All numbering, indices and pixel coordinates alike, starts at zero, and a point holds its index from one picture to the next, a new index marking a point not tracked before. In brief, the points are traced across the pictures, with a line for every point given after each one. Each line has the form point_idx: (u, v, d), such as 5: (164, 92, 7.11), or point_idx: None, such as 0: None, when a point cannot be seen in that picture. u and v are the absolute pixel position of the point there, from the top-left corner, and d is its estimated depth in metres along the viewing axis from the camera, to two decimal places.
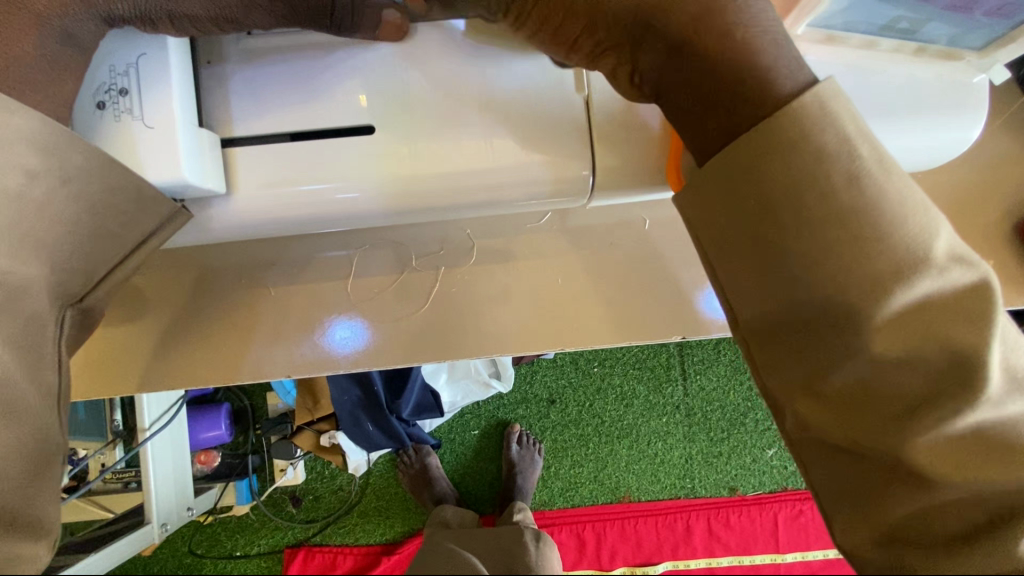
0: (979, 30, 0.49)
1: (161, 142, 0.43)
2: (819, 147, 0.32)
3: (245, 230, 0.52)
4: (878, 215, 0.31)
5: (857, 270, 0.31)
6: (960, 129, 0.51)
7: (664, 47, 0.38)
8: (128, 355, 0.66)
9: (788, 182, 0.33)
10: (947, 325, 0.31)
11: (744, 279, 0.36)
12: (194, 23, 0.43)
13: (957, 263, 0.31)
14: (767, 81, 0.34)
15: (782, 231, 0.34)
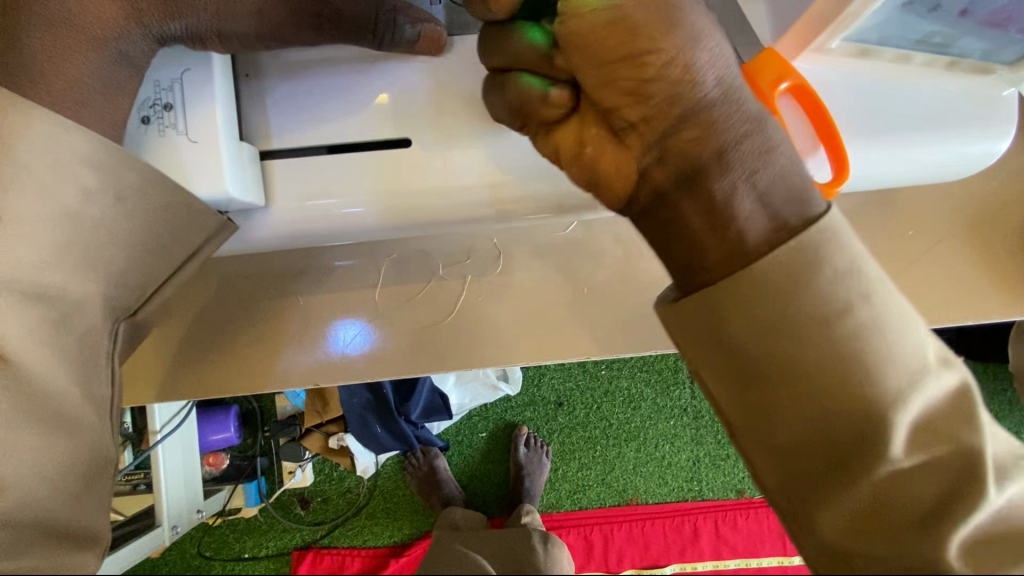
0: (1013, 45, 0.48)
1: (205, 155, 0.44)
2: (835, 265, 0.31)
3: (278, 241, 0.53)
4: (889, 337, 0.31)
5: (871, 386, 0.30)
6: (990, 141, 0.52)
7: (687, 142, 0.35)
8: (147, 362, 0.66)
9: (800, 292, 0.31)
10: (946, 424, 0.31)
11: (745, 392, 0.34)
12: (241, 41, 0.45)
13: (948, 370, 0.31)
14: (794, 200, 0.33)
15: (793, 341, 0.32)
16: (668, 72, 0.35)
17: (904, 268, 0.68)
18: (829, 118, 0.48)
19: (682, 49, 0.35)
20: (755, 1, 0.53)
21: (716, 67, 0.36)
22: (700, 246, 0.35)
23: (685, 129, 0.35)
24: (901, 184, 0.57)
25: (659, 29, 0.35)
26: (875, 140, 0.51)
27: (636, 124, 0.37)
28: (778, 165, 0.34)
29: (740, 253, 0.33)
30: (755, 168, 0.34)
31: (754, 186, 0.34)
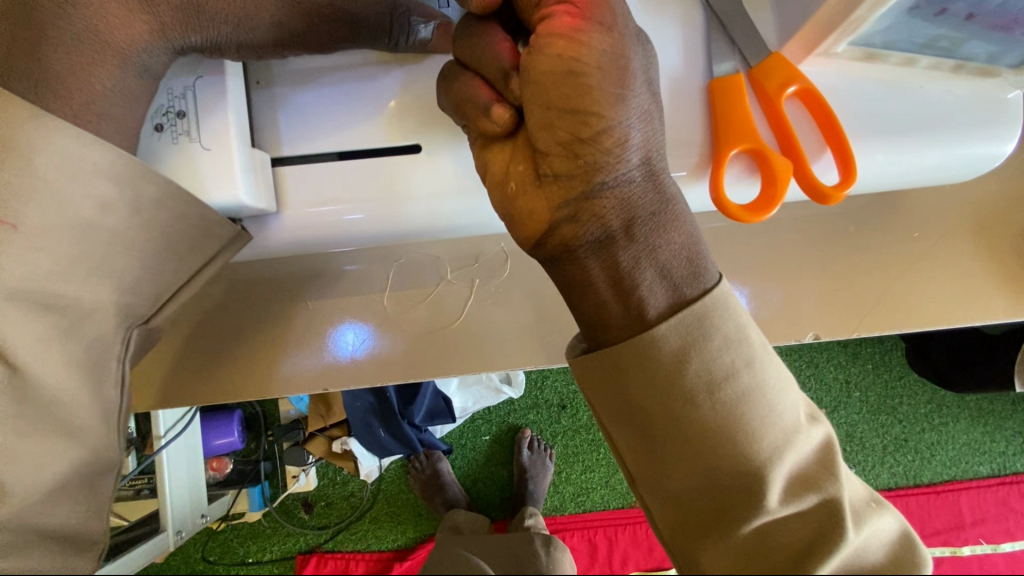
0: (1018, 48, 0.48)
1: (218, 162, 0.45)
2: (723, 334, 0.35)
3: (285, 246, 0.53)
4: (768, 399, 0.35)
5: (749, 444, 0.34)
6: (997, 142, 0.52)
7: (604, 209, 0.36)
8: (148, 367, 0.66)
9: (691, 357, 0.35)
10: (812, 473, 0.35)
11: (644, 441, 0.37)
12: (259, 52, 0.46)
13: (817, 428, 0.36)
14: (691, 273, 0.36)
15: (684, 402, 0.35)
16: (602, 139, 0.35)
17: (906, 270, 0.68)
18: (836, 121, 0.49)
19: (620, 122, 0.35)
20: (761, 7, 0.53)
21: (647, 145, 0.37)
22: (605, 306, 0.37)
23: (602, 197, 0.36)
24: (905, 186, 0.57)
25: (602, 97, 0.35)
26: (878, 144, 0.52)
27: (559, 177, 0.36)
28: (679, 242, 0.37)
29: (640, 316, 0.36)
30: (659, 242, 0.36)
31: (655, 259, 0.36)
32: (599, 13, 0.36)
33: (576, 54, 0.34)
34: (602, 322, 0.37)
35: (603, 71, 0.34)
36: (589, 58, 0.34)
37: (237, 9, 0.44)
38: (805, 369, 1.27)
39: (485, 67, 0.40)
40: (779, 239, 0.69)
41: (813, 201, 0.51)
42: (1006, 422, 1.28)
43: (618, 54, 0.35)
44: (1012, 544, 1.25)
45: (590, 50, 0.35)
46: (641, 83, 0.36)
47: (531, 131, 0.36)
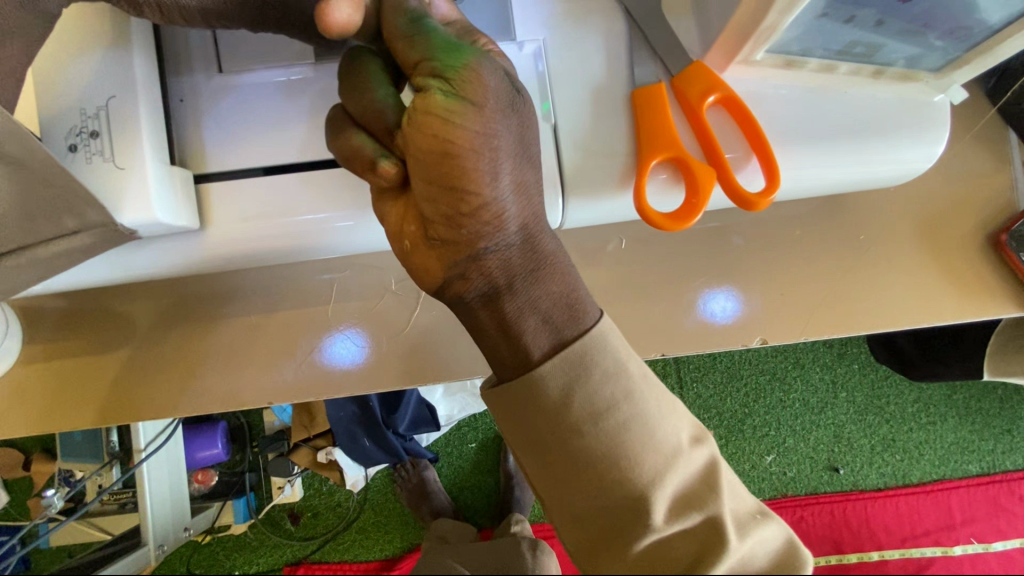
0: (936, 52, 0.49)
1: (132, 181, 0.46)
2: (603, 368, 0.37)
3: (232, 261, 0.53)
4: (648, 426, 0.36)
5: (633, 470, 0.36)
6: (921, 146, 0.52)
7: (491, 267, 0.37)
8: (105, 382, 0.67)
9: (575, 394, 0.36)
10: (697, 491, 0.37)
11: (544, 473, 0.38)
12: (182, 15, 0.44)
13: (700, 451, 0.38)
14: (570, 316, 0.38)
15: (573, 434, 0.36)
16: (480, 214, 0.35)
17: (867, 270, 0.68)
18: (759, 128, 0.49)
19: (499, 194, 0.35)
20: (683, 17, 0.53)
21: (524, 212, 0.37)
22: (497, 349, 0.39)
23: (488, 258, 0.36)
24: (843, 190, 0.57)
25: (476, 179, 0.34)
26: (809, 149, 0.52)
27: (445, 242, 0.36)
28: (560, 289, 0.38)
29: (526, 358, 0.38)
30: (541, 292, 0.38)
31: (536, 306, 0.38)
32: (471, 92, 0.34)
33: (452, 137, 0.33)
34: (499, 361, 0.39)
35: (475, 153, 0.33)
36: (461, 140, 0.33)
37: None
38: (791, 369, 1.27)
39: (369, 118, 0.37)
40: (737, 242, 0.69)
41: (740, 208, 0.51)
42: (991, 420, 1.27)
43: (497, 134, 0.35)
44: (1005, 544, 1.23)
45: (462, 132, 0.33)
46: (513, 158, 0.36)
47: (418, 202, 0.35)
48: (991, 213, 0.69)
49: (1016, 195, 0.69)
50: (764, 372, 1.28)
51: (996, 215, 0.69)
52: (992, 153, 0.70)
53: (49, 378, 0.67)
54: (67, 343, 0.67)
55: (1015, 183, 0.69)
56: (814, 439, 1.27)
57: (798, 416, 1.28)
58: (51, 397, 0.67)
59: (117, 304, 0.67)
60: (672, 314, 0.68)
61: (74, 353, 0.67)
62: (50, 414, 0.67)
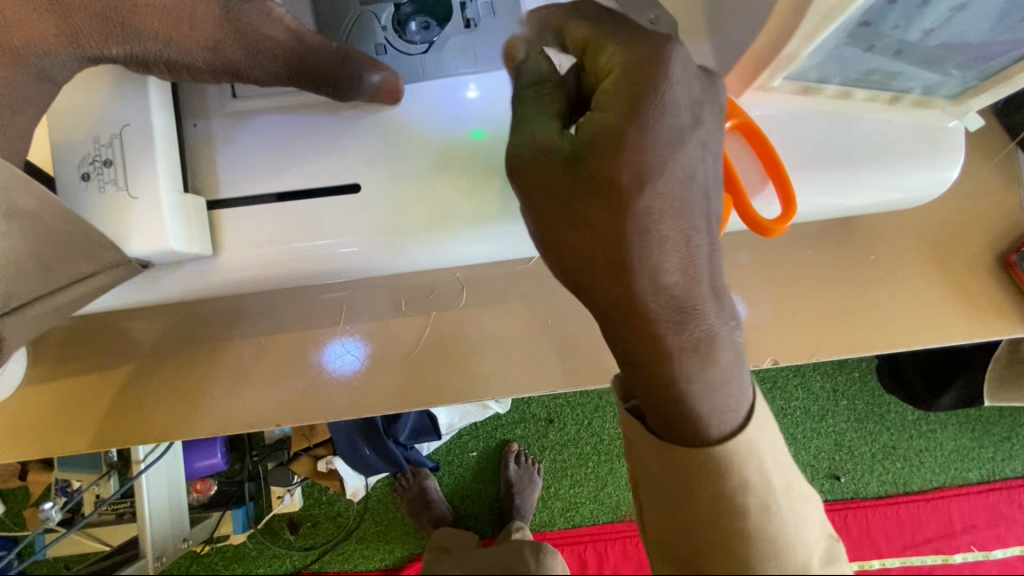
0: (952, 81, 0.49)
1: (148, 211, 0.45)
2: (759, 465, 0.37)
3: (241, 284, 0.53)
4: (792, 529, 0.37)
5: (766, 565, 0.36)
6: (935, 171, 0.52)
7: (683, 314, 0.34)
8: (107, 398, 0.66)
9: (732, 475, 0.37)
10: None
11: (670, 526, 0.39)
12: (195, 73, 0.47)
13: (833, 571, 0.38)
14: (739, 369, 0.37)
15: (724, 524, 0.37)
16: (671, 268, 0.33)
17: (874, 289, 0.68)
18: (775, 152, 0.49)
19: (679, 295, 0.34)
20: (698, 41, 0.53)
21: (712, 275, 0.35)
22: (665, 399, 0.36)
23: (677, 306, 0.34)
24: (856, 212, 0.57)
25: (668, 245, 0.33)
26: (823, 174, 0.52)
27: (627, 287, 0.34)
28: (731, 340, 0.36)
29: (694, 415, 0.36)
30: (721, 339, 0.35)
31: (717, 355, 0.35)
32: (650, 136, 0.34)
33: (641, 207, 0.33)
34: (666, 405, 0.36)
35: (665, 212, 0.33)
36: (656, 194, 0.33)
37: (169, 27, 0.45)
38: (793, 378, 1.26)
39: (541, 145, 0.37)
40: (745, 260, 0.69)
41: (756, 233, 0.50)
42: (992, 428, 1.26)
43: (691, 185, 0.34)
44: (1004, 551, 1.26)
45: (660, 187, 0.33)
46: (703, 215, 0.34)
47: (590, 250, 0.35)
48: (999, 233, 0.69)
49: None
50: (766, 381, 1.27)
51: (1004, 235, 0.69)
52: (1000, 175, 0.70)
53: (52, 394, 0.66)
54: (70, 359, 0.67)
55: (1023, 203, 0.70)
56: (816, 447, 1.27)
57: (800, 425, 1.27)
58: (52, 413, 0.66)
59: (120, 320, 0.66)
60: None
61: (75, 369, 0.66)
62: (52, 430, 0.66)
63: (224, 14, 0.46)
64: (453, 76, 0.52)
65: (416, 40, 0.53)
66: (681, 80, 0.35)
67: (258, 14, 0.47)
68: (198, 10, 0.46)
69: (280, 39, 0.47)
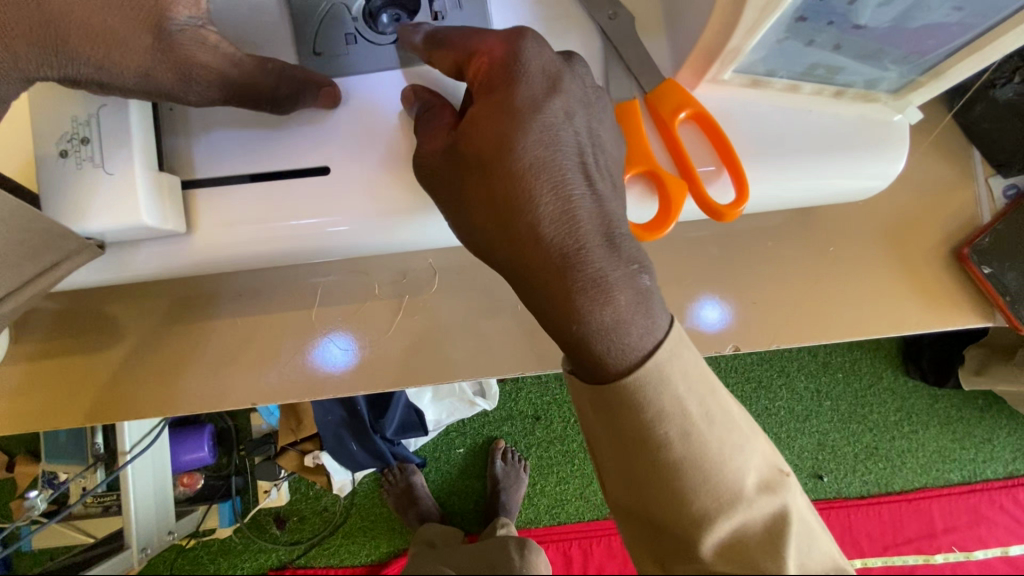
0: (892, 75, 0.52)
1: (122, 186, 0.48)
2: (674, 396, 0.39)
3: (218, 263, 0.55)
4: (716, 456, 0.39)
5: (694, 496, 0.39)
6: (883, 163, 0.55)
7: (569, 258, 0.38)
8: (91, 381, 0.68)
9: (649, 419, 0.39)
10: (762, 551, 0.39)
11: (623, 484, 0.41)
12: (127, 91, 0.48)
13: (770, 499, 0.40)
14: (645, 313, 0.39)
15: (650, 468, 0.40)
16: (550, 219, 0.38)
17: (838, 282, 0.71)
18: (729, 144, 0.52)
19: (560, 244, 0.38)
20: (657, 36, 0.56)
21: (599, 220, 0.39)
22: (575, 347, 0.39)
23: (562, 252, 0.38)
24: (812, 203, 0.60)
25: (537, 198, 0.38)
26: (779, 167, 0.54)
27: (520, 244, 0.39)
28: (631, 282, 0.38)
29: (604, 361, 0.39)
30: (616, 282, 0.38)
31: (613, 297, 0.38)
32: (508, 102, 0.39)
33: (511, 171, 0.38)
34: (576, 356, 0.40)
35: (535, 169, 0.38)
36: (523, 156, 0.38)
37: (100, 51, 0.45)
38: (776, 377, 1.29)
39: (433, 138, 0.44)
40: (712, 253, 0.72)
41: (710, 219, 0.53)
42: (973, 429, 1.29)
43: (554, 144, 0.39)
44: (985, 553, 1.28)
45: (524, 150, 0.38)
46: (579, 174, 0.39)
47: (485, 218, 0.40)
48: (954, 227, 0.72)
49: (979, 211, 0.72)
50: (749, 378, 1.29)
51: (959, 229, 0.72)
52: (954, 172, 0.73)
53: (38, 378, 0.68)
54: (54, 343, 0.68)
55: (977, 197, 0.72)
56: (798, 447, 1.30)
57: (781, 424, 1.29)
58: (37, 397, 0.68)
59: (105, 306, 0.69)
60: None
61: (59, 354, 0.68)
62: (35, 413, 0.68)
63: (156, 38, 0.45)
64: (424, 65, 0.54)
65: (387, 32, 0.54)
66: (530, 57, 0.40)
67: (192, 38, 0.47)
68: (130, 38, 0.45)
69: (214, 65, 0.48)
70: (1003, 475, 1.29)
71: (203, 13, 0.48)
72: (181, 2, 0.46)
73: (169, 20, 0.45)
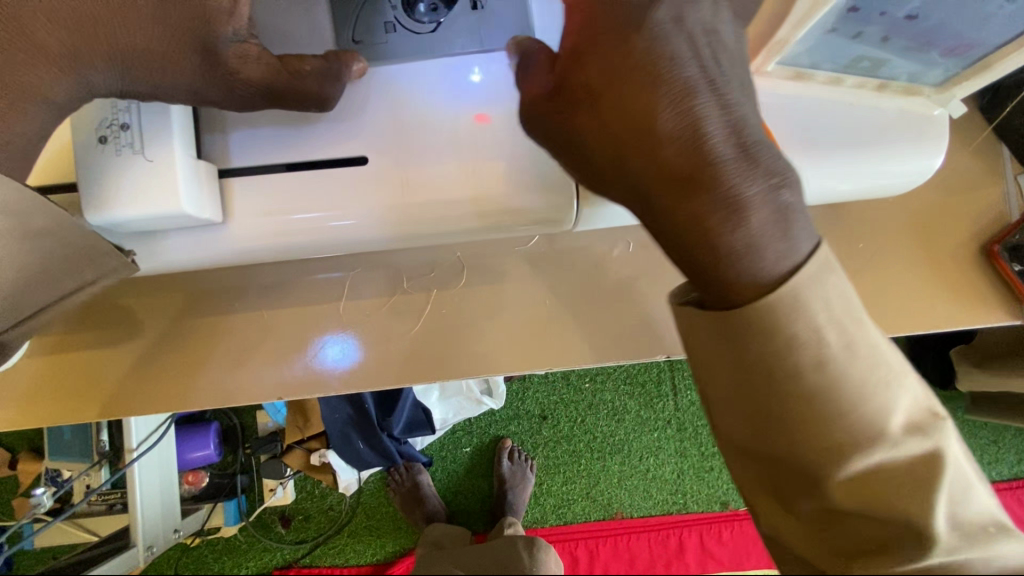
0: (937, 68, 0.52)
1: (162, 170, 0.47)
2: (811, 325, 0.34)
3: (242, 255, 0.54)
4: (856, 390, 0.35)
5: (830, 432, 0.35)
6: (922, 157, 0.54)
7: (695, 167, 0.34)
8: (106, 376, 0.67)
9: (781, 350, 0.35)
10: (902, 493, 0.35)
11: (743, 422, 0.37)
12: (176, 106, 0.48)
13: (919, 441, 0.35)
14: (784, 232, 0.34)
15: (778, 400, 0.35)
16: (671, 126, 0.34)
17: (865, 279, 0.70)
18: None
19: (684, 153, 0.34)
20: None
21: (728, 128, 0.35)
22: (701, 273, 0.36)
23: (687, 161, 0.34)
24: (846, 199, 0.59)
25: (659, 107, 0.35)
26: (813, 161, 0.53)
27: (640, 158, 0.36)
28: (770, 198, 0.34)
29: (734, 286, 0.35)
30: (752, 196, 0.34)
31: (749, 212, 0.34)
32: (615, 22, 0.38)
33: (624, 85, 0.36)
34: (702, 284, 0.37)
35: (653, 80, 0.35)
36: (639, 67, 0.36)
37: (155, 73, 0.45)
38: None
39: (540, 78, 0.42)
40: None
41: None
42: (980, 431, 1.29)
43: (668, 53, 0.36)
44: None
45: (638, 61, 0.36)
46: (699, 81, 0.35)
47: (599, 137, 0.38)
48: (984, 224, 0.72)
49: (1008, 208, 0.72)
50: None
51: (988, 226, 0.72)
52: (982, 169, 0.72)
53: (55, 371, 0.67)
54: (72, 337, 0.68)
55: (1007, 195, 0.72)
56: None
57: None
58: (51, 392, 0.67)
59: (124, 300, 0.68)
60: None
61: (76, 348, 0.67)
62: (50, 408, 0.67)
63: (204, 58, 0.45)
64: (462, 54, 0.54)
65: (425, 21, 0.54)
66: None
67: (238, 56, 0.46)
68: (178, 57, 0.45)
69: (258, 80, 0.47)
70: (1010, 476, 1.29)
71: (246, 27, 0.47)
72: (225, 18, 0.45)
73: (217, 39, 0.45)
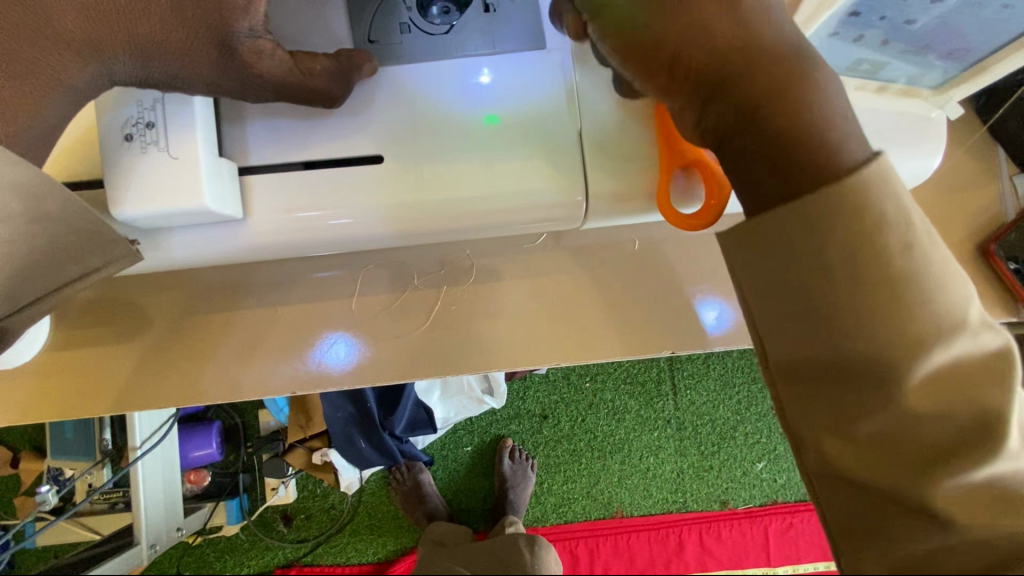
0: (934, 71, 0.54)
1: (183, 166, 0.48)
2: (896, 207, 0.31)
3: (254, 252, 0.55)
4: (939, 275, 0.32)
5: (914, 322, 0.31)
6: (919, 156, 0.53)
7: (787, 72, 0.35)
8: (117, 372, 0.68)
9: (869, 230, 0.31)
10: (978, 389, 0.32)
11: (805, 329, 0.33)
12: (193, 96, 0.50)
13: (993, 335, 0.33)
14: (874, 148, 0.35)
15: (857, 290, 0.31)
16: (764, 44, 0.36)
17: None
18: None
19: (777, 62, 0.35)
20: None
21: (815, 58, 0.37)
22: (785, 164, 0.33)
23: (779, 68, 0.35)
24: None
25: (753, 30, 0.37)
26: None
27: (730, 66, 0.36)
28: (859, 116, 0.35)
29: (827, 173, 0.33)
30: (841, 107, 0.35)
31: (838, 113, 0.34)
32: None
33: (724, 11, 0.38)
34: (779, 174, 0.34)
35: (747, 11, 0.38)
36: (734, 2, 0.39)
37: (175, 65, 0.47)
38: None
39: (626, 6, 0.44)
40: None
41: None
42: None
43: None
44: None
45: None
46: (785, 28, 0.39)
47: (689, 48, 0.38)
48: (980, 224, 0.74)
49: (1004, 208, 0.74)
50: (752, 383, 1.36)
51: (985, 225, 0.74)
52: (979, 168, 0.74)
53: (66, 367, 0.68)
54: (83, 333, 0.69)
55: (1003, 194, 0.74)
56: None
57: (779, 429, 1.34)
58: (61, 389, 0.68)
59: (134, 297, 0.69)
60: (689, 328, 0.68)
61: (86, 344, 0.68)
62: (61, 404, 0.68)
63: (221, 54, 0.47)
64: (472, 54, 0.55)
65: (437, 23, 0.56)
66: None
67: (253, 52, 0.48)
68: (196, 50, 0.47)
69: (272, 75, 0.49)
70: None
71: (262, 24, 0.49)
72: (242, 14, 0.47)
73: (234, 34, 0.47)
